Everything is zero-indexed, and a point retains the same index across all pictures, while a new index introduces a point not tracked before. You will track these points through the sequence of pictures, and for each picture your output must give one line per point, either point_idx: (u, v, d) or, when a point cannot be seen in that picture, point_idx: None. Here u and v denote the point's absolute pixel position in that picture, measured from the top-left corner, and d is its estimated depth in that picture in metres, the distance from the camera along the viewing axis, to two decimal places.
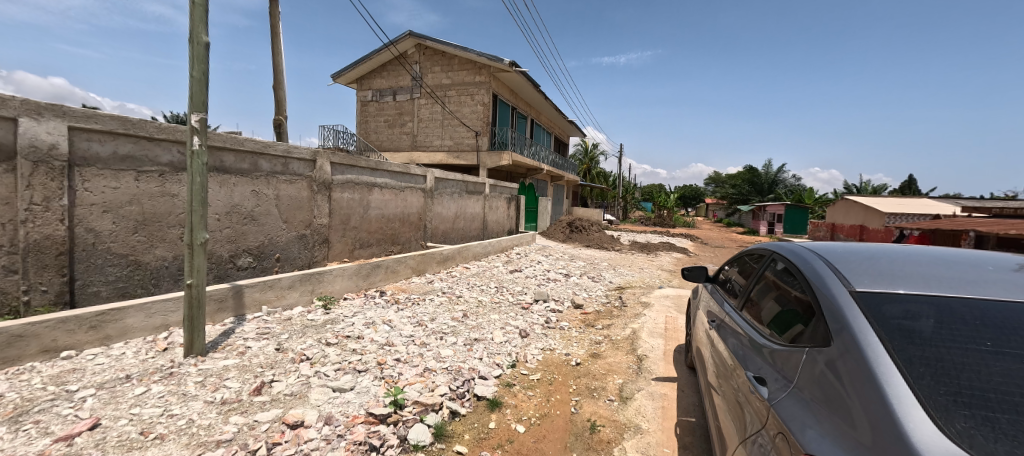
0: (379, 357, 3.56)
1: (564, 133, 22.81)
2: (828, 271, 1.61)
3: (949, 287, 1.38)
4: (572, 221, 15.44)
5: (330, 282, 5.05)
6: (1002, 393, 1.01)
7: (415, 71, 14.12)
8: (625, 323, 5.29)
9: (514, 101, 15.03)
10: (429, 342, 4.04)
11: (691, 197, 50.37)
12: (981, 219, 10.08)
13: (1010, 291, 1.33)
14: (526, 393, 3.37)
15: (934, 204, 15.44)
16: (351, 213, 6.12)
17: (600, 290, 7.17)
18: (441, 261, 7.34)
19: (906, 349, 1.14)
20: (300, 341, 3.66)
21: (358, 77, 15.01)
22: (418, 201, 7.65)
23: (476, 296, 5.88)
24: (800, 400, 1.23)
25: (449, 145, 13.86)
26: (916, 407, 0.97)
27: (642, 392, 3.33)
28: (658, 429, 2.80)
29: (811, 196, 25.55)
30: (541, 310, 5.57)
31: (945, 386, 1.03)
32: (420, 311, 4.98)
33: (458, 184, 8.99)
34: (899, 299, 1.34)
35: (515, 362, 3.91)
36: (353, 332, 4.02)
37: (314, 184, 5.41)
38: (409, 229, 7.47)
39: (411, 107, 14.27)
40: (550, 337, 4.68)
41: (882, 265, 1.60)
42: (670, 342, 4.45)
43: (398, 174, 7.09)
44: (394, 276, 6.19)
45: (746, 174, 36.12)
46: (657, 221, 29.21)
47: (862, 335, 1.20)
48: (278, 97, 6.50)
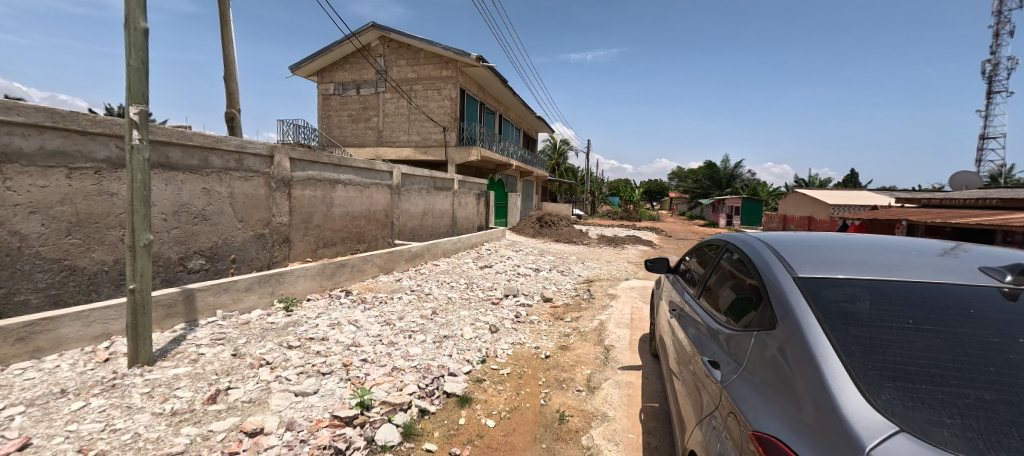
0: (345, 358, 3.47)
1: (532, 129, 22.93)
2: (774, 259, 1.71)
3: (878, 271, 1.51)
4: (541, 216, 15.59)
5: (292, 283, 4.86)
6: (922, 365, 1.10)
7: (380, 64, 13.74)
8: (592, 315, 5.41)
9: (481, 96, 14.92)
10: (398, 341, 3.97)
11: (655, 191, 52.21)
12: (911, 209, 11.06)
13: (930, 273, 1.47)
14: (496, 387, 3.39)
15: (873, 196, 16.72)
16: (313, 211, 5.90)
17: (569, 284, 7.31)
18: (410, 259, 7.23)
19: (840, 330, 1.24)
20: (259, 345, 3.51)
21: (318, 69, 14.44)
22: (384, 198, 7.48)
23: (445, 293, 5.83)
24: (751, 382, 1.31)
25: (415, 141, 13.59)
26: (848, 383, 1.05)
27: (609, 381, 3.42)
28: (624, 416, 2.90)
29: (764, 190, 27.11)
30: (511, 305, 5.60)
31: (873, 361, 1.11)
32: (388, 310, 4.88)
33: (426, 180, 8.85)
34: (837, 284, 1.45)
35: (485, 358, 3.91)
36: (317, 333, 3.89)
37: (272, 181, 5.15)
38: (375, 227, 7.28)
39: (376, 102, 13.90)
40: (520, 331, 4.72)
41: (822, 252, 1.72)
42: (635, 332, 4.61)
43: (363, 170, 6.89)
44: (360, 274, 6.04)
45: (706, 169, 37.80)
46: (624, 215, 30.01)
47: (802, 319, 1.30)
48: (229, 89, 6.14)
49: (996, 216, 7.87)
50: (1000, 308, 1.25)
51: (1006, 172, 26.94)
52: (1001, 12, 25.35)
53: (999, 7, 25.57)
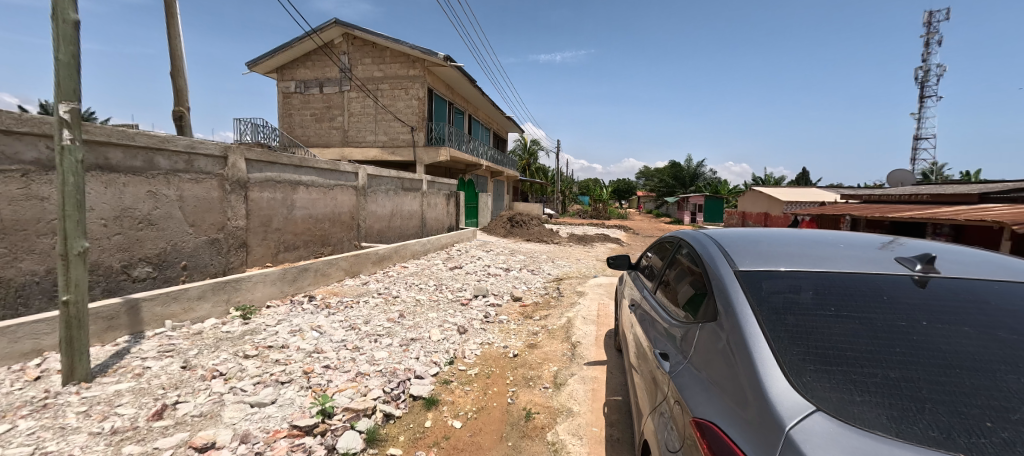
0: (306, 365, 3.35)
1: (502, 129, 22.97)
2: (719, 254, 1.81)
3: (809, 263, 1.62)
4: (512, 216, 15.65)
5: (249, 290, 4.65)
6: (841, 348, 1.19)
7: (344, 62, 13.36)
8: (561, 312, 5.49)
9: (450, 96, 14.79)
10: (362, 346, 3.88)
11: (624, 191, 53.55)
12: (854, 205, 11.91)
13: (854, 264, 1.59)
14: (464, 388, 3.38)
15: (822, 192, 17.87)
16: (273, 214, 5.66)
17: (538, 282, 7.38)
18: (377, 262, 7.08)
19: (772, 319, 1.33)
20: (211, 356, 3.34)
21: (277, 66, 13.89)
22: (350, 199, 7.28)
23: (414, 295, 5.76)
24: (695, 373, 1.38)
25: (382, 141, 13.31)
26: (774, 368, 1.13)
27: (574, 377, 3.49)
28: (588, 410, 2.96)
29: (725, 188, 28.40)
30: (481, 305, 5.59)
31: (797, 347, 1.20)
32: (353, 314, 4.76)
33: (393, 181, 8.68)
34: (772, 276, 1.56)
35: (453, 359, 3.89)
36: (276, 341, 3.74)
37: (227, 183, 4.90)
38: (340, 229, 7.08)
39: (341, 101, 13.52)
40: (489, 331, 4.72)
41: (762, 247, 1.83)
42: (601, 327, 4.71)
43: (326, 171, 6.68)
44: (324, 279, 5.85)
45: (670, 169, 39.18)
46: (593, 213, 30.61)
47: (739, 311, 1.38)
48: (177, 86, 5.80)
49: (926, 210, 8.61)
50: (910, 295, 1.37)
51: (935, 170, 29.56)
52: (930, 22, 27.64)
53: (929, 18, 27.85)
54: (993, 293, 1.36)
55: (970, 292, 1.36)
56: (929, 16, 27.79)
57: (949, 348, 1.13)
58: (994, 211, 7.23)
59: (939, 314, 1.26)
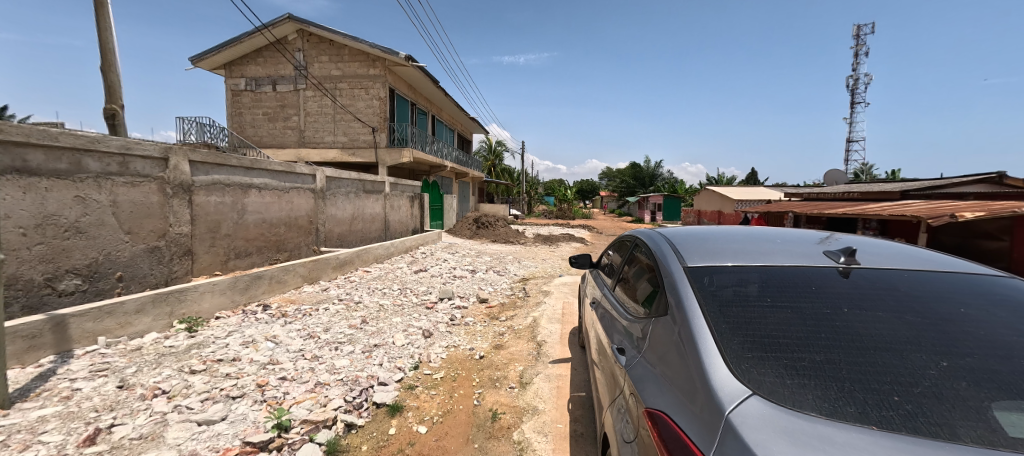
0: (260, 378, 3.19)
1: (467, 130, 22.86)
2: (670, 252, 1.91)
3: (749, 258, 1.75)
4: (478, 217, 15.60)
5: (195, 301, 4.35)
6: (775, 336, 1.30)
7: (299, 59, 12.80)
8: (527, 312, 5.54)
9: (412, 96, 14.53)
10: (322, 355, 3.74)
11: (587, 191, 54.93)
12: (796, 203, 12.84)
13: (788, 258, 1.73)
14: (429, 393, 3.34)
15: (768, 191, 19.13)
16: (221, 219, 5.34)
17: (504, 283, 7.41)
18: (337, 267, 6.84)
19: (716, 312, 1.42)
20: (153, 373, 3.10)
21: (225, 62, 13.13)
22: (307, 202, 6.98)
23: (377, 300, 5.60)
24: (649, 366, 1.46)
25: (342, 142, 12.87)
26: (718, 357, 1.21)
27: (540, 376, 3.54)
28: (553, 407, 3.01)
29: (682, 187, 29.77)
30: (446, 308, 5.54)
31: (737, 336, 1.30)
32: (312, 322, 4.57)
33: (354, 183, 8.41)
34: (717, 271, 1.66)
35: (418, 364, 3.84)
36: (226, 354, 3.53)
37: (168, 187, 4.57)
38: (297, 234, 6.77)
39: (296, 99, 12.96)
40: (454, 334, 4.69)
41: (709, 243, 1.95)
42: (566, 325, 4.81)
43: (280, 173, 6.37)
44: (279, 286, 5.58)
45: (631, 169, 40.56)
46: (558, 214, 31.09)
47: (688, 306, 1.46)
48: (108, 81, 5.33)
49: (857, 207, 9.42)
50: (833, 284, 1.51)
51: (865, 170, 32.44)
52: (858, 34, 30.30)
53: (857, 31, 30.49)
54: (903, 280, 1.53)
55: (885, 281, 1.52)
56: (857, 30, 30.41)
57: (865, 331, 1.26)
58: (913, 207, 8.03)
59: (858, 301, 1.40)
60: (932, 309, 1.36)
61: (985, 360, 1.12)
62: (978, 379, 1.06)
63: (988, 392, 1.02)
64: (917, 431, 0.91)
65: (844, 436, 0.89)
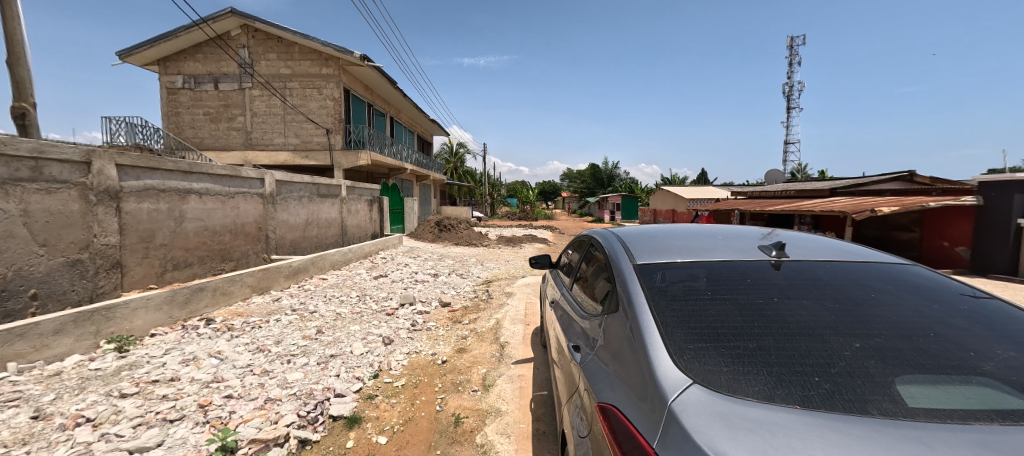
0: (202, 398, 2.97)
1: (427, 132, 22.55)
2: (621, 251, 2.00)
3: (691, 254, 1.86)
4: (440, 220, 15.42)
5: (127, 318, 3.98)
6: (715, 327, 1.38)
7: (243, 57, 12.08)
8: (490, 315, 5.54)
9: (369, 97, 14.08)
10: (273, 369, 3.54)
11: (549, 192, 55.99)
12: (741, 201, 13.77)
13: (727, 252, 1.86)
14: (389, 401, 3.25)
15: (717, 190, 20.33)
16: (156, 227, 4.91)
17: (467, 286, 7.38)
18: (290, 275, 6.50)
19: (662, 306, 1.49)
20: (75, 400, 2.80)
21: (159, 57, 12.17)
22: (255, 208, 6.58)
23: (333, 308, 5.38)
24: (601, 363, 1.52)
25: (293, 144, 12.27)
26: (661, 349, 1.27)
27: (503, 377, 3.55)
28: (515, 408, 3.03)
29: (639, 188, 31.06)
30: (408, 314, 5.42)
31: (681, 328, 1.37)
32: (262, 335, 4.32)
33: (307, 187, 8.04)
34: (665, 267, 1.75)
35: (378, 372, 3.72)
36: (163, 374, 3.25)
37: (91, 193, 4.14)
38: (244, 242, 6.36)
39: (241, 99, 12.21)
40: (416, 340, 4.60)
41: (657, 241, 2.04)
42: (528, 326, 4.86)
43: (224, 177, 5.97)
44: (225, 298, 5.22)
45: (591, 171, 41.76)
46: (522, 216, 31.39)
47: (637, 303, 1.52)
48: (16, 76, 4.76)
49: (793, 204, 10.23)
50: (765, 276, 1.64)
51: (800, 170, 35.25)
52: (791, 45, 32.93)
53: (791, 42, 33.08)
54: (825, 270, 1.68)
55: (810, 272, 1.66)
56: (792, 41, 32.88)
57: (791, 318, 1.37)
58: (840, 204, 8.83)
59: (787, 291, 1.53)
60: (848, 295, 1.50)
61: (888, 339, 1.26)
62: (884, 357, 1.18)
63: (893, 368, 1.14)
64: (834, 406, 1.00)
65: (770, 416, 0.96)
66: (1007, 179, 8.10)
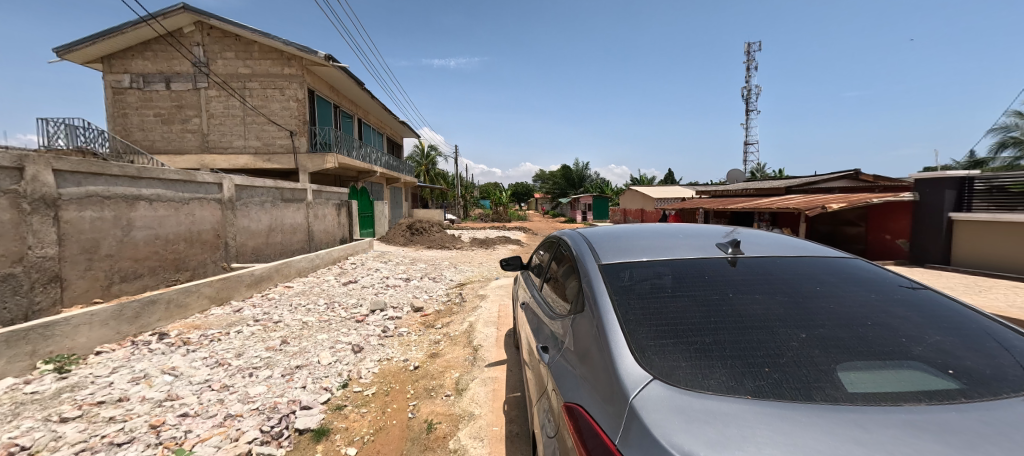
0: (155, 418, 2.79)
1: (397, 134, 22.18)
2: (587, 251, 2.04)
3: (653, 252, 1.92)
4: (412, 223, 15.18)
5: (68, 335, 3.68)
6: (675, 323, 1.43)
7: (198, 55, 11.47)
8: (463, 318, 5.50)
9: (335, 98, 13.67)
10: (233, 384, 3.37)
11: (522, 194, 56.43)
12: (706, 199, 14.33)
13: (687, 251, 1.93)
14: (359, 411, 3.16)
15: (683, 190, 21.06)
16: (101, 236, 4.58)
17: (440, 290, 7.30)
18: (253, 284, 6.21)
19: (625, 305, 1.54)
20: (6, 428, 2.56)
21: (103, 55, 11.38)
22: (212, 214, 6.24)
23: (299, 317, 5.18)
24: (567, 364, 1.55)
25: (254, 146, 11.75)
26: (624, 347, 1.31)
27: (476, 381, 3.53)
28: (488, 411, 3.02)
29: (609, 188, 31.79)
30: (378, 320, 5.29)
31: (642, 326, 1.41)
32: (221, 348, 4.10)
33: (269, 191, 7.71)
34: (628, 266, 1.80)
35: (347, 382, 3.62)
36: (109, 394, 3.03)
37: (25, 201, 3.81)
38: (201, 250, 6.02)
39: (196, 100, 11.58)
40: (387, 346, 4.50)
41: (621, 241, 2.09)
42: (501, 328, 4.86)
43: (177, 182, 5.64)
44: (181, 311, 4.93)
45: (562, 171, 42.37)
46: (495, 217, 31.41)
47: (601, 302, 1.56)
48: None
49: (753, 202, 10.75)
50: (722, 272, 1.72)
51: (759, 170, 37.06)
52: (749, 51, 34.58)
53: (749, 48, 34.74)
54: (776, 266, 1.77)
55: (763, 268, 1.75)
56: (749, 47, 34.50)
57: (744, 312, 1.45)
58: (795, 201, 9.35)
59: (741, 286, 1.61)
60: (796, 288, 1.60)
61: (831, 329, 1.34)
62: (827, 346, 1.26)
63: (834, 356, 1.22)
64: (781, 395, 1.06)
65: (724, 407, 1.01)
66: (940, 176, 8.82)
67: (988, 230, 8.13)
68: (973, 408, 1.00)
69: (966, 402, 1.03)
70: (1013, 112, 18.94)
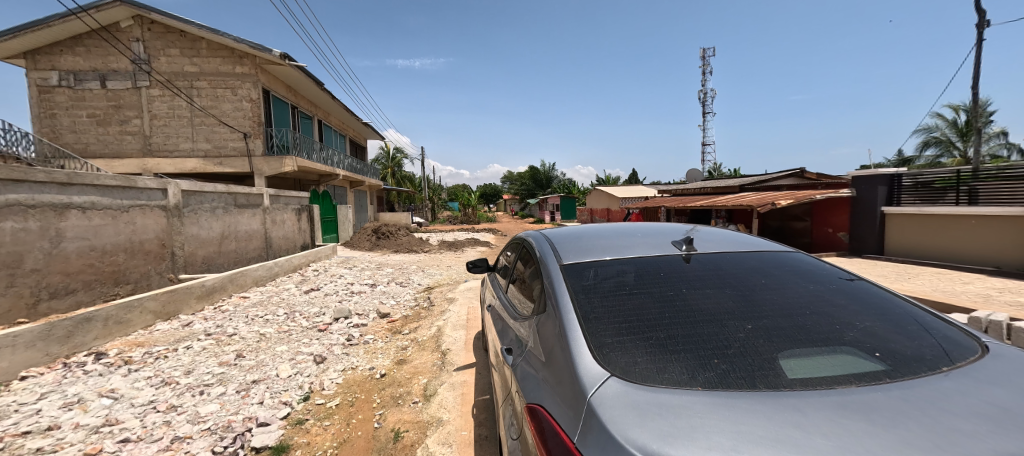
0: (91, 446, 2.56)
1: (360, 135, 21.59)
2: (550, 252, 2.06)
3: (612, 251, 1.96)
4: (378, 227, 14.82)
5: None
6: (633, 320, 1.47)
7: (137, 52, 10.68)
8: (431, 322, 5.42)
9: (293, 98, 13.09)
10: (182, 404, 3.15)
11: (490, 195, 56.43)
12: (667, 198, 14.89)
13: (645, 249, 1.99)
14: (322, 424, 3.04)
15: (646, 189, 21.79)
16: (24, 250, 4.15)
17: (408, 295, 7.16)
18: (204, 296, 5.83)
19: (586, 304, 1.56)
20: None
21: (26, 50, 10.41)
22: (156, 222, 5.81)
23: (256, 329, 4.92)
24: (530, 365, 1.56)
25: (204, 149, 11.06)
26: (583, 346, 1.33)
27: (444, 386, 3.48)
28: (457, 416, 2.98)
29: (576, 189, 32.41)
30: (342, 328, 5.11)
31: (602, 324, 1.44)
32: (168, 366, 3.82)
33: (221, 197, 7.28)
34: (589, 265, 1.84)
35: (309, 394, 3.47)
36: (36, 423, 2.75)
37: None
38: (144, 262, 5.59)
39: (137, 99, 10.77)
40: (352, 355, 4.36)
41: (583, 241, 2.13)
42: (470, 331, 4.83)
43: (115, 189, 5.21)
44: (121, 328, 4.55)
45: (530, 173, 42.74)
46: (464, 219, 31.23)
47: (562, 303, 1.59)
48: None
49: (710, 200, 11.27)
50: (677, 269, 1.79)
51: (716, 170, 38.91)
52: (704, 57, 36.23)
53: (704, 53, 36.39)
54: (727, 261, 1.86)
55: (714, 263, 1.84)
56: (705, 52, 36.01)
57: (697, 306, 1.51)
58: (748, 198, 9.89)
59: (694, 282, 1.68)
60: (744, 282, 1.69)
61: (775, 320, 1.43)
62: (770, 336, 1.34)
63: (776, 344, 1.30)
64: (730, 385, 1.11)
65: (675, 400, 1.05)
66: (872, 174, 9.65)
67: (914, 222, 8.93)
68: (895, 387, 1.09)
69: (889, 382, 1.12)
70: (934, 115, 20.91)
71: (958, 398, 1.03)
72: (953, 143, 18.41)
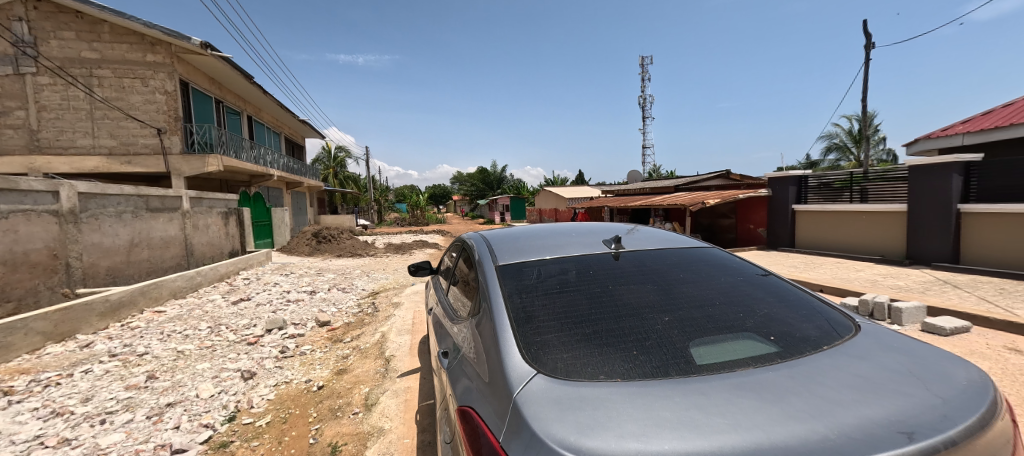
0: None
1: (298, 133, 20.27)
2: (488, 254, 2.08)
3: (547, 252, 2.02)
4: (318, 231, 14.04)
5: None
6: (563, 318, 1.52)
7: (20, 33, 9.28)
8: (375, 328, 5.25)
9: (217, 91, 11.95)
10: (78, 436, 2.77)
11: (439, 197, 55.64)
12: (610, 198, 15.57)
13: (579, 248, 2.06)
14: (249, 445, 2.81)
15: (591, 190, 22.68)
16: None
17: (351, 301, 6.87)
18: (109, 313, 5.17)
19: (518, 306, 1.59)
20: None
21: None
22: (47, 230, 5.05)
23: (173, 347, 4.44)
24: (465, 368, 1.57)
25: (109, 146, 9.78)
26: (513, 345, 1.37)
27: (387, 393, 3.38)
28: (399, 424, 2.90)
29: (525, 190, 32.93)
30: (275, 340, 4.77)
31: (533, 323, 1.48)
32: (60, 394, 3.34)
33: (129, 200, 6.48)
34: (525, 265, 1.88)
35: (235, 414, 3.21)
36: None
37: None
38: (31, 275, 4.85)
39: (20, 88, 9.42)
40: (287, 368, 4.09)
41: (520, 242, 2.17)
42: (415, 335, 4.73)
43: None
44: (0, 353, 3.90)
45: (479, 173, 42.71)
46: (412, 221, 30.52)
47: (495, 304, 1.61)
48: None
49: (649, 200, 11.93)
50: (606, 266, 1.88)
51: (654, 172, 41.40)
52: (643, 65, 38.52)
53: (642, 61, 38.57)
54: (652, 258, 1.99)
55: (639, 260, 1.96)
56: (642, 59, 38.18)
57: (622, 301, 1.60)
58: (682, 198, 10.61)
59: (622, 278, 1.77)
60: (665, 276, 1.81)
61: (689, 311, 1.55)
62: (683, 326, 1.45)
63: (689, 334, 1.41)
64: (646, 374, 1.19)
65: (596, 393, 1.10)
66: (784, 176, 10.83)
67: (818, 219, 10.05)
68: (785, 366, 1.23)
69: (780, 362, 1.26)
70: (834, 124, 23.80)
71: (834, 373, 1.19)
72: (849, 148, 21.14)
